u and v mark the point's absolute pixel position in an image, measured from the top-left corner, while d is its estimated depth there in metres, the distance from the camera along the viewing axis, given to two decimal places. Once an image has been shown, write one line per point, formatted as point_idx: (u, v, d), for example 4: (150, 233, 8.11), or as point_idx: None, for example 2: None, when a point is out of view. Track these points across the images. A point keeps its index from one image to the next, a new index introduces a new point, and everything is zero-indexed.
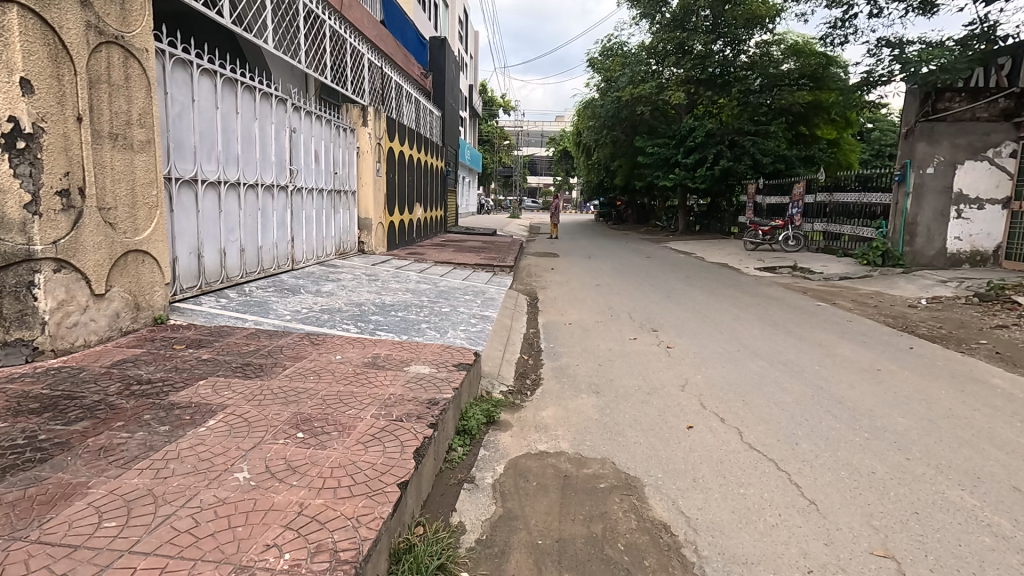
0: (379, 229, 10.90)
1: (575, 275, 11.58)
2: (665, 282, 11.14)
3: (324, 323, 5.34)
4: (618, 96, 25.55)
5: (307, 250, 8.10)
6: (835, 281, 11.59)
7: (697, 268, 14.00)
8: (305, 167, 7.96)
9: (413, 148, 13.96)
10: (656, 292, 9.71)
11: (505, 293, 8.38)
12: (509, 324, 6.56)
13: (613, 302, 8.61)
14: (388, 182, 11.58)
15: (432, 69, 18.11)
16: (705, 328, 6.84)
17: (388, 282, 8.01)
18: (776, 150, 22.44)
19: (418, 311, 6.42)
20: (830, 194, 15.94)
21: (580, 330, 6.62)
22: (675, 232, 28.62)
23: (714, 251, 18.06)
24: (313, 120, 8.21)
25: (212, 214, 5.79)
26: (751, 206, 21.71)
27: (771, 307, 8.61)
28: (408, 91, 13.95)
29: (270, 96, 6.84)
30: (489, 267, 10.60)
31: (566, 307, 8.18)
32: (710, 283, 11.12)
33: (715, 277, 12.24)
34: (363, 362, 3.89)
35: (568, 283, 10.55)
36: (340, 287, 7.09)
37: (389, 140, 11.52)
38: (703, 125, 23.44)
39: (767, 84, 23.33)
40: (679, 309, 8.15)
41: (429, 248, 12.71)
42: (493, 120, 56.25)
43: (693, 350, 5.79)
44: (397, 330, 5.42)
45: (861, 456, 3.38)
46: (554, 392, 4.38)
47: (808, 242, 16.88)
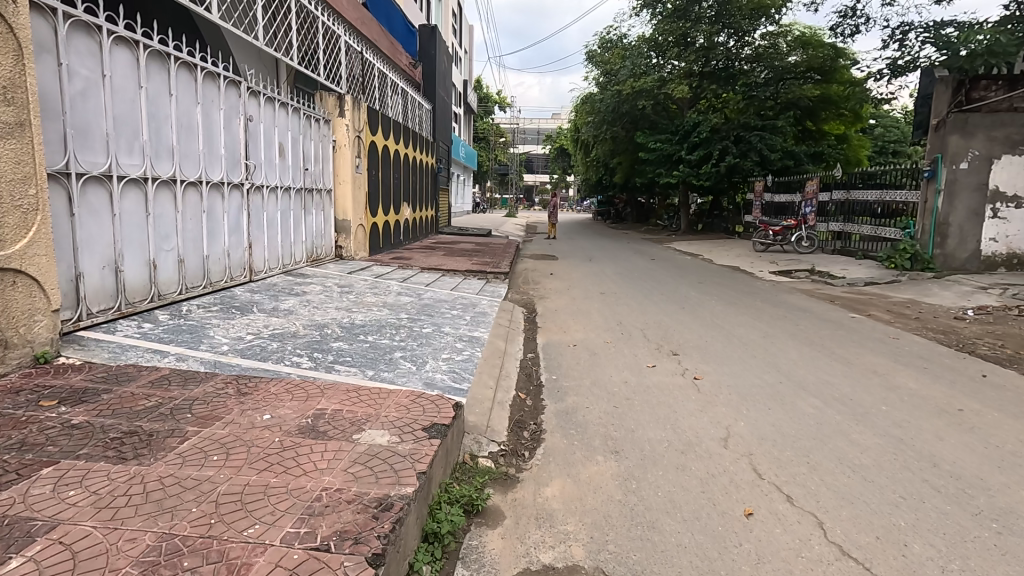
0: (359, 231, 9.84)
1: (577, 282, 10.53)
2: (678, 289, 10.08)
3: (271, 355, 4.26)
4: (619, 90, 24.49)
5: (269, 257, 7.03)
6: (861, 288, 10.57)
7: (707, 271, 12.98)
8: (266, 161, 6.89)
9: (399, 143, 12.86)
10: (668, 303, 8.66)
11: (498, 307, 7.33)
12: (502, 348, 5.51)
13: (621, 316, 7.56)
14: (371, 180, 10.54)
15: (421, 60, 16.97)
16: (733, 350, 5.81)
17: (363, 294, 6.94)
18: (783, 145, 21.43)
19: (394, 334, 5.36)
20: (847, 192, 14.89)
21: (587, 354, 5.57)
22: (677, 231, 27.59)
23: (722, 252, 17.05)
24: (276, 107, 7.11)
25: (138, 217, 4.71)
26: (759, 205, 20.73)
27: (802, 320, 7.57)
28: (394, 82, 12.82)
29: (218, 77, 5.75)
30: (482, 275, 9.53)
31: (569, 322, 7.12)
32: (725, 291, 10.08)
33: (729, 283, 11.22)
34: (298, 425, 2.82)
35: (569, 291, 9.49)
36: (303, 303, 6.02)
37: (371, 133, 10.47)
38: (707, 120, 22.37)
39: (773, 77, 22.38)
40: (698, 323, 7.12)
41: (416, 252, 11.64)
42: (489, 117, 55.16)
43: (726, 382, 4.75)
44: (362, 365, 4.34)
45: (1005, 569, 2.35)
46: (559, 455, 3.33)
47: (822, 243, 15.84)
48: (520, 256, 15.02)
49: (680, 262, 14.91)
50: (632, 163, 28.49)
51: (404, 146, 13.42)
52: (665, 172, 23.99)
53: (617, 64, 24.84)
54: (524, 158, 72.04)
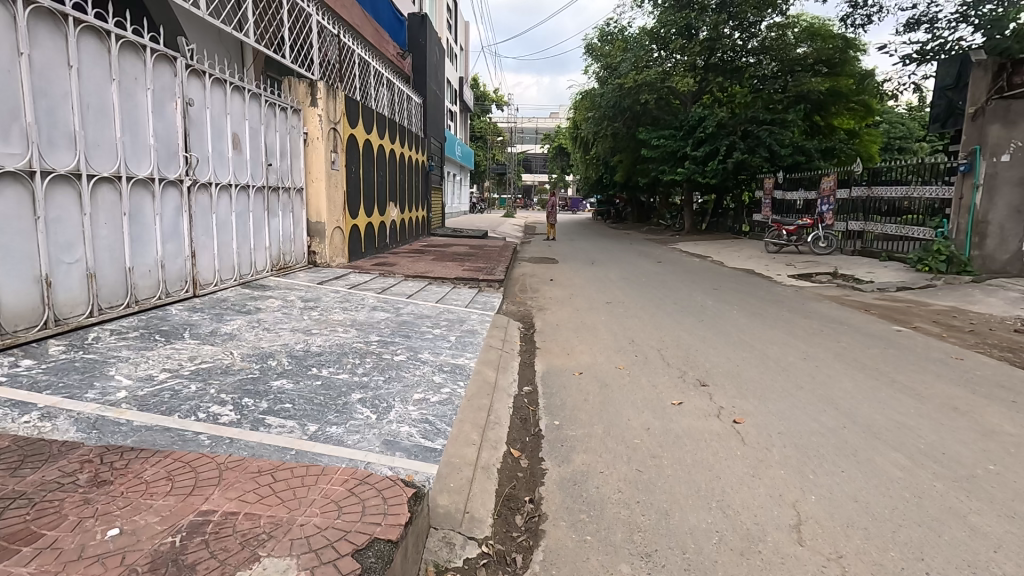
0: (337, 235, 8.80)
1: (580, 289, 9.49)
2: (692, 297, 9.05)
3: (184, 403, 3.21)
4: (620, 84, 23.38)
5: (220, 266, 5.99)
6: (895, 294, 9.56)
7: (720, 275, 11.97)
8: (215, 154, 5.84)
9: (385, 139, 11.79)
10: (683, 314, 7.64)
11: (490, 323, 6.31)
12: (493, 380, 4.48)
13: (633, 332, 6.53)
14: (350, 178, 9.50)
15: (410, 51, 15.86)
16: (773, 379, 4.79)
17: (331, 310, 5.92)
18: (794, 140, 20.41)
19: (358, 366, 4.31)
20: (868, 188, 13.93)
21: (596, 386, 4.54)
22: (681, 231, 26.57)
23: (732, 254, 16.03)
24: (229, 91, 6.04)
25: (20, 222, 3.67)
26: (769, 203, 19.74)
27: (841, 335, 6.54)
28: (378, 72, 11.74)
29: (145, 49, 4.69)
30: (473, 283, 8.52)
31: (573, 340, 6.09)
32: (745, 299, 9.05)
33: (747, 288, 10.21)
34: (158, 550, 1.79)
35: (570, 301, 8.47)
36: (252, 324, 4.98)
37: (350, 126, 9.40)
38: (714, 114, 21.29)
39: (783, 69, 21.49)
40: (724, 341, 6.09)
41: (403, 257, 10.62)
42: (485, 116, 54.07)
43: (776, 429, 3.73)
44: (304, 416, 3.28)
45: None
46: (567, 566, 2.31)
47: (841, 243, 14.83)
48: (517, 259, 13.97)
49: (690, 265, 13.86)
50: (634, 161, 27.40)
51: (391, 142, 12.35)
52: (670, 170, 22.93)
53: (618, 57, 23.64)
54: (522, 157, 71.04)
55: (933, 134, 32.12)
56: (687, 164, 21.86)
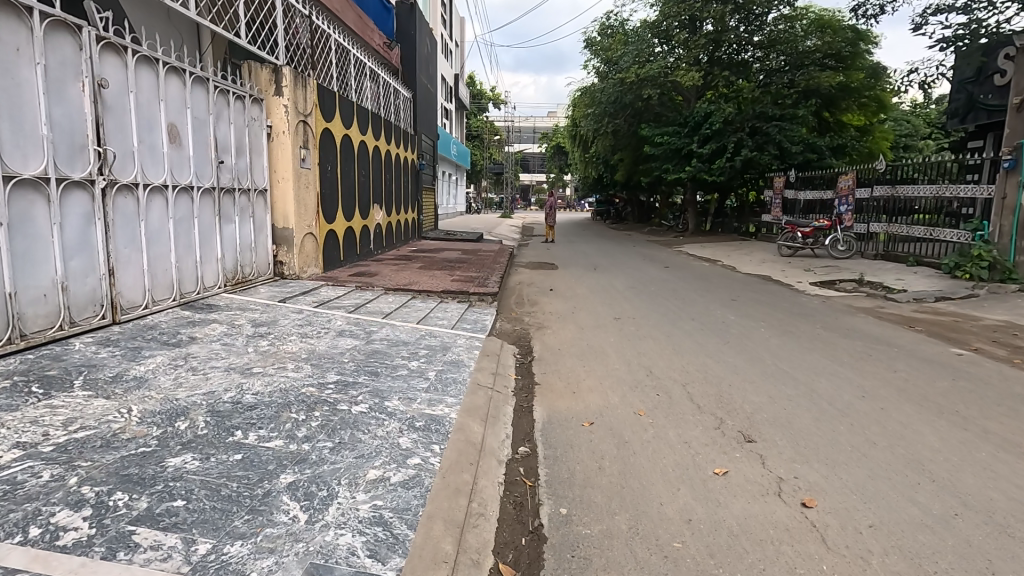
0: (308, 242, 7.78)
1: (584, 302, 8.46)
2: (710, 310, 8.04)
3: (15, 510, 2.18)
4: (621, 79, 22.29)
5: (153, 284, 4.98)
6: (934, 305, 8.57)
7: (735, 282, 10.97)
8: (144, 149, 4.82)
9: (368, 135, 10.75)
10: (704, 333, 6.63)
11: (481, 351, 5.28)
12: (480, 439, 3.46)
13: (649, 358, 5.52)
14: (326, 178, 8.48)
15: (399, 42, 14.80)
16: (836, 432, 3.77)
17: (287, 338, 4.89)
18: (804, 137, 19.43)
19: (301, 424, 3.27)
20: (892, 188, 12.99)
21: (613, 444, 3.52)
22: (685, 232, 25.59)
23: (743, 258, 15.04)
24: (162, 72, 5.01)
25: None
26: (779, 202, 18.76)
27: (895, 361, 5.53)
28: (360, 63, 10.69)
29: (32, 13, 3.68)
30: (463, 296, 7.50)
31: (580, 371, 5.07)
32: (769, 312, 8.05)
33: (768, 299, 9.21)
34: None
35: (573, 317, 7.44)
36: (177, 362, 3.95)
37: (325, 119, 8.37)
38: (720, 110, 20.25)
39: (792, 63, 20.68)
40: (760, 373, 5.08)
41: (386, 265, 9.59)
42: (482, 115, 52.99)
43: (865, 520, 2.72)
44: (195, 524, 2.24)
45: None
46: None
47: (861, 246, 13.88)
48: (513, 265, 12.95)
49: (700, 270, 12.84)
50: (635, 160, 26.35)
51: (375, 139, 11.31)
52: (674, 168, 21.79)
53: (619, 50, 22.52)
54: (520, 156, 69.87)
55: (940, 130, 31.17)
56: (692, 162, 20.86)
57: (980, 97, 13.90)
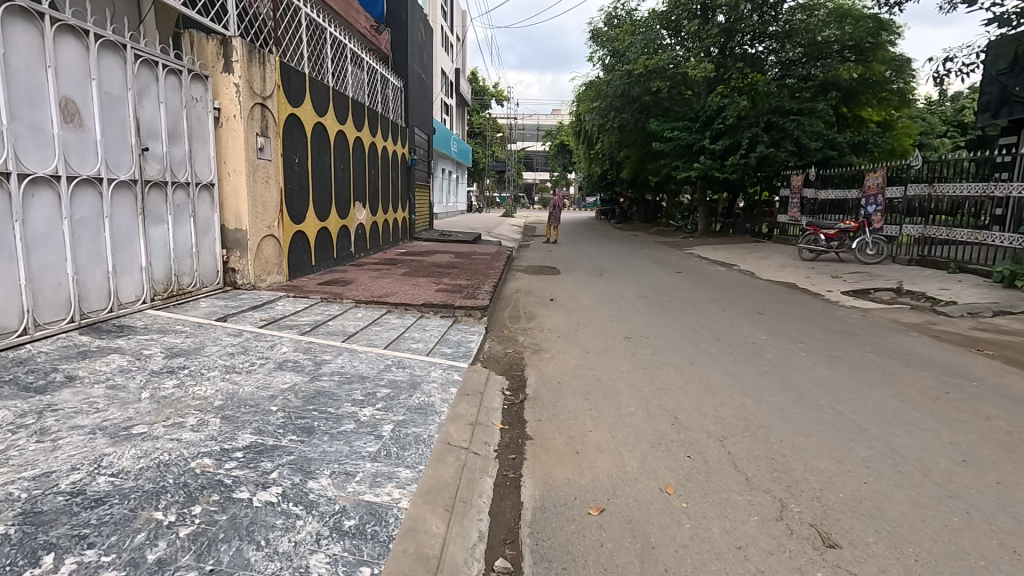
0: (268, 247, 6.67)
1: (589, 316, 7.33)
2: (735, 327, 6.90)
3: None
4: (629, 70, 21.08)
5: (38, 303, 3.92)
6: (996, 322, 7.40)
7: (758, 291, 9.81)
8: (22, 130, 3.75)
9: (349, 126, 9.63)
10: (734, 359, 5.49)
11: (460, 390, 4.14)
12: (437, 551, 2.34)
13: (673, 397, 4.38)
14: (293, 173, 7.39)
15: (389, 26, 13.66)
16: (952, 530, 2.64)
17: (205, 374, 3.77)
18: (824, 132, 18.18)
19: (160, 535, 2.14)
20: (930, 186, 11.79)
21: (634, 558, 2.40)
22: (694, 233, 24.41)
23: (761, 263, 13.88)
24: (50, 32, 3.91)
25: None
26: (798, 202, 17.58)
27: (984, 403, 4.38)
28: (338, 45, 9.56)
29: None
30: (447, 310, 6.37)
31: (585, 418, 3.94)
32: (806, 330, 6.88)
33: (799, 312, 8.05)
34: None
35: (577, 335, 6.30)
36: (26, 419, 2.85)
37: (292, 104, 7.28)
38: (734, 104, 19.03)
39: (810, 54, 19.42)
40: (816, 421, 3.95)
41: (364, 273, 8.47)
42: (484, 112, 51.78)
43: None
44: None
45: None
46: None
47: (893, 251, 12.71)
48: (511, 270, 11.81)
49: (717, 277, 11.67)
50: (642, 156, 25.16)
51: (358, 130, 10.18)
52: (685, 166, 20.60)
53: (626, 41, 21.32)
54: (524, 154, 68.66)
55: (959, 127, 29.68)
56: (703, 159, 19.68)
57: (1014, 89, 12.32)
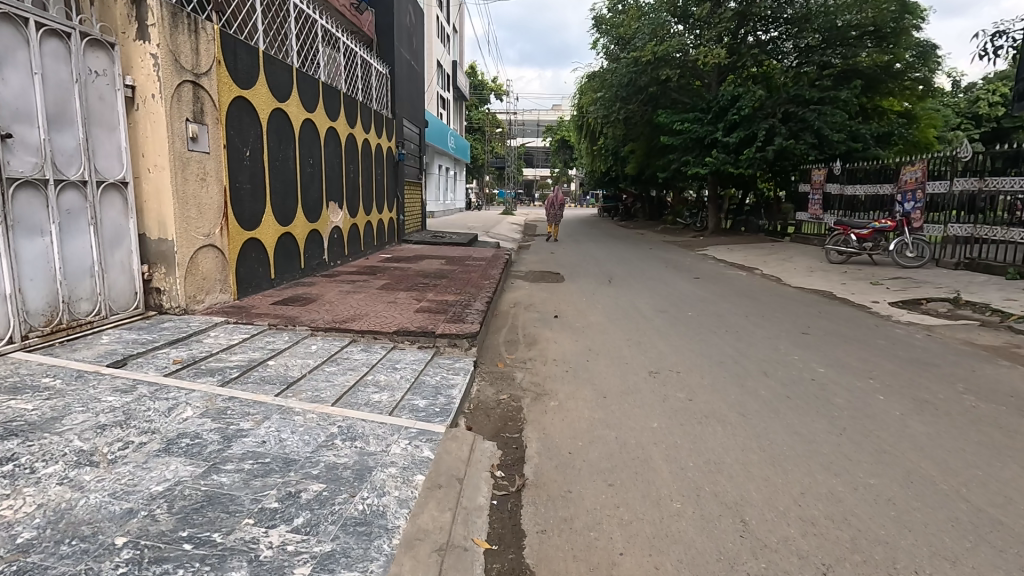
0: (204, 261, 5.39)
1: (602, 341, 6.05)
2: (782, 355, 5.61)
3: None
4: (636, 58, 19.72)
5: None
6: None
7: (793, 303, 8.52)
8: None
9: (321, 114, 8.31)
10: (796, 408, 4.21)
11: (428, 480, 2.87)
12: None
13: (731, 479, 3.12)
14: (242, 168, 6.10)
15: (373, 7, 12.33)
16: None
17: (35, 473, 2.48)
18: (847, 123, 16.85)
19: None
20: (981, 179, 10.52)
21: None
22: (704, 230, 23.12)
23: (786, 266, 12.59)
24: None
25: None
26: (820, 198, 16.29)
27: None
28: (307, 21, 8.22)
29: None
30: (426, 338, 5.08)
31: (613, 527, 2.66)
32: (870, 358, 5.59)
33: (851, 331, 6.76)
34: None
35: (589, 370, 5.02)
36: None
37: (240, 85, 5.97)
38: (749, 93, 17.70)
39: (830, 39, 18.01)
40: (954, 529, 2.68)
41: (334, 286, 7.19)
42: (483, 107, 50.43)
43: None
44: None
45: None
46: None
47: (935, 252, 11.44)
48: (509, 276, 10.53)
49: (741, 284, 10.37)
50: (648, 151, 23.84)
51: (333, 121, 8.84)
52: (695, 160, 19.31)
53: (631, 27, 19.95)
54: (524, 150, 67.35)
55: (977, 119, 28.31)
56: (716, 153, 18.37)
57: None
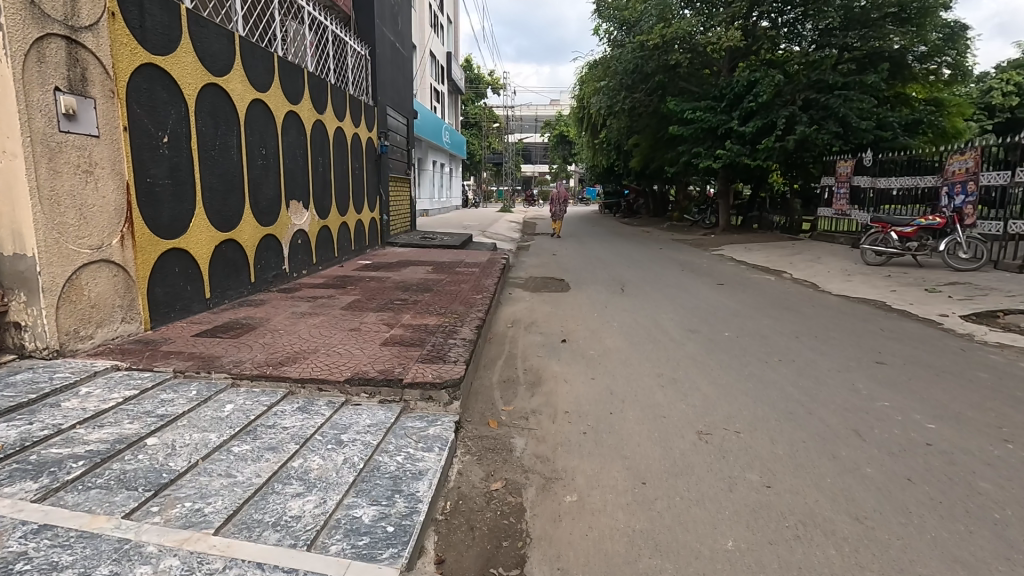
0: (93, 282, 3.98)
1: (626, 380, 4.66)
2: (868, 401, 4.22)
3: None
4: (643, 42, 18.25)
5: None
6: None
7: (845, 317, 7.13)
8: None
9: (278, 94, 6.87)
10: (931, 503, 2.83)
11: None
12: None
13: None
14: (157, 158, 4.67)
15: None
16: None
17: None
18: (874, 110, 15.41)
19: None
20: None
21: None
22: (715, 228, 21.72)
23: (819, 269, 11.22)
24: None
25: None
26: (847, 192, 14.93)
27: None
28: None
29: None
30: (390, 390, 3.68)
31: None
32: (986, 402, 4.21)
33: (936, 358, 5.37)
34: None
35: (615, 433, 3.64)
36: None
37: (151, 49, 4.55)
38: (767, 77, 16.27)
39: (852, 21, 16.50)
40: None
41: (288, 307, 5.78)
42: (479, 101, 48.93)
43: None
44: None
45: None
46: None
47: (991, 252, 10.09)
48: (506, 286, 9.15)
49: (775, 292, 9.00)
50: (654, 144, 22.42)
51: (296, 104, 7.40)
52: (708, 152, 17.90)
53: (637, 9, 18.47)
54: (521, 146, 65.82)
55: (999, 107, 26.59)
56: (731, 144, 16.99)
57: None
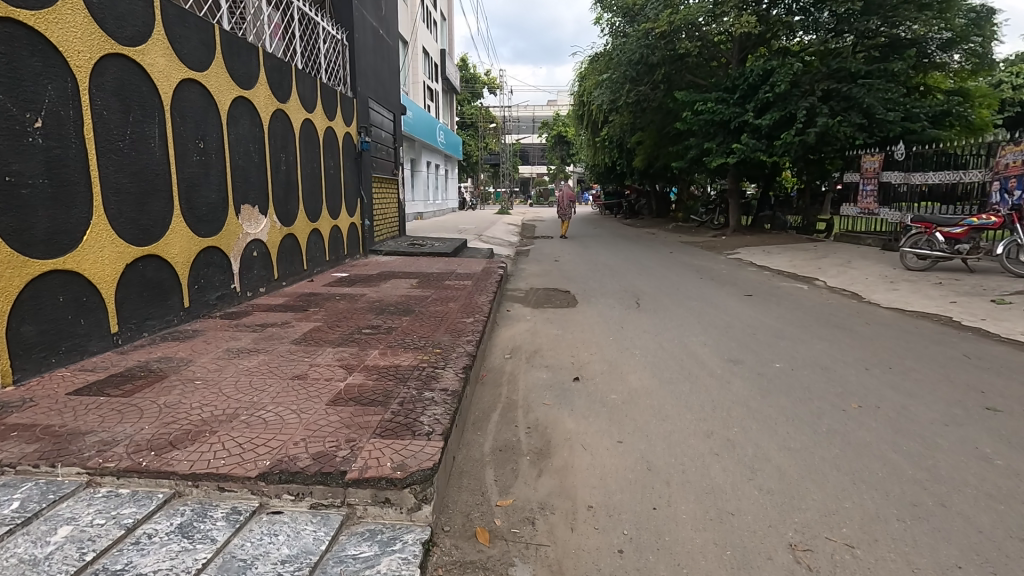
0: None
1: (666, 445, 3.41)
2: (1015, 481, 2.97)
3: None
4: (648, 31, 16.98)
5: None
6: None
7: (912, 338, 5.90)
8: None
9: (221, 75, 5.60)
10: None
11: None
12: None
13: None
14: (24, 149, 3.44)
15: None
16: None
17: None
18: (901, 100, 14.20)
19: None
20: None
21: None
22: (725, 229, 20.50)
23: (855, 275, 9.98)
24: None
25: None
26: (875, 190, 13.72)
27: None
28: None
29: None
30: (326, 489, 2.44)
31: None
32: None
33: None
34: None
35: (667, 555, 2.40)
36: None
37: (9, 0, 3.32)
38: (784, 66, 15.01)
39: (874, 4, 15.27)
40: None
41: (225, 340, 4.52)
42: (475, 100, 47.61)
43: None
44: None
45: None
46: None
47: None
48: (503, 301, 7.89)
49: (816, 305, 7.75)
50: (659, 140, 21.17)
51: (248, 89, 6.14)
52: (719, 148, 16.66)
53: None
54: (519, 146, 64.58)
55: None
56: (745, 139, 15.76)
57: None
